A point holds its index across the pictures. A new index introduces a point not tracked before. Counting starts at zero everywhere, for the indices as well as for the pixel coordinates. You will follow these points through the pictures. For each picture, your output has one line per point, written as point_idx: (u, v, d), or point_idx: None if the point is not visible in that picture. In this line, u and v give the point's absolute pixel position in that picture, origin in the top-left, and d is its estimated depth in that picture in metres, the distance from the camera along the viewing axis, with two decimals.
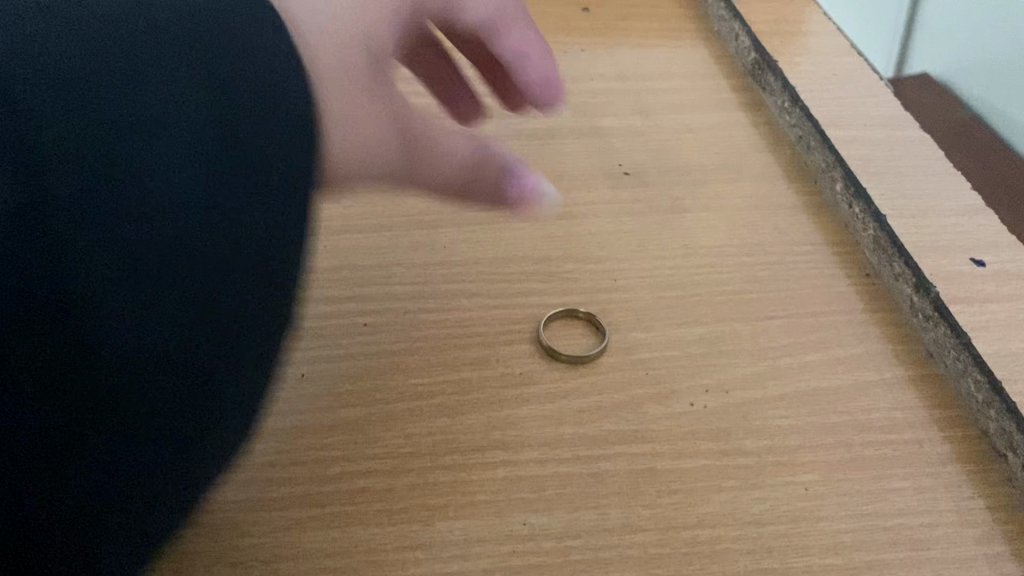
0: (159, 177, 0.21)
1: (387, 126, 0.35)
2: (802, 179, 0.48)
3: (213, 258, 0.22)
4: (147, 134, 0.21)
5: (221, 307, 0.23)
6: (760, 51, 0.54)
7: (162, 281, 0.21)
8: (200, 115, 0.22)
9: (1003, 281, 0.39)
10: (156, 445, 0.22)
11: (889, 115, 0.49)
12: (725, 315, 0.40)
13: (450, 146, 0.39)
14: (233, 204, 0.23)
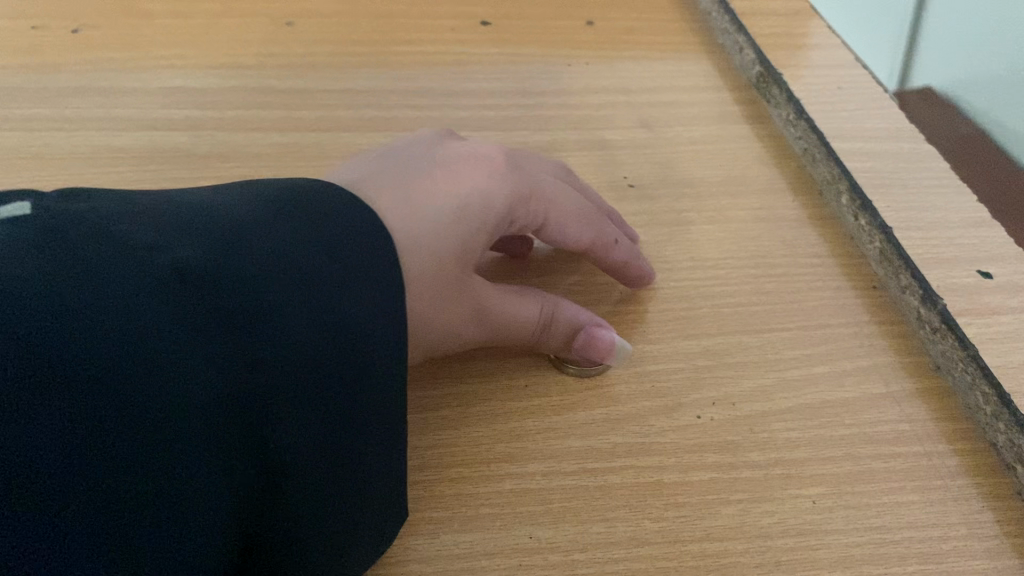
0: (330, 339, 0.28)
1: (455, 309, 0.35)
2: (806, 192, 0.48)
3: (370, 394, 0.29)
4: (320, 309, 0.28)
5: (381, 426, 0.30)
6: (765, 64, 0.54)
7: (339, 414, 0.28)
8: (345, 292, 0.29)
9: (1010, 293, 0.38)
10: (329, 536, 0.28)
11: (896, 126, 0.49)
12: (732, 328, 0.40)
13: (517, 304, 0.37)
14: (389, 346, 0.30)
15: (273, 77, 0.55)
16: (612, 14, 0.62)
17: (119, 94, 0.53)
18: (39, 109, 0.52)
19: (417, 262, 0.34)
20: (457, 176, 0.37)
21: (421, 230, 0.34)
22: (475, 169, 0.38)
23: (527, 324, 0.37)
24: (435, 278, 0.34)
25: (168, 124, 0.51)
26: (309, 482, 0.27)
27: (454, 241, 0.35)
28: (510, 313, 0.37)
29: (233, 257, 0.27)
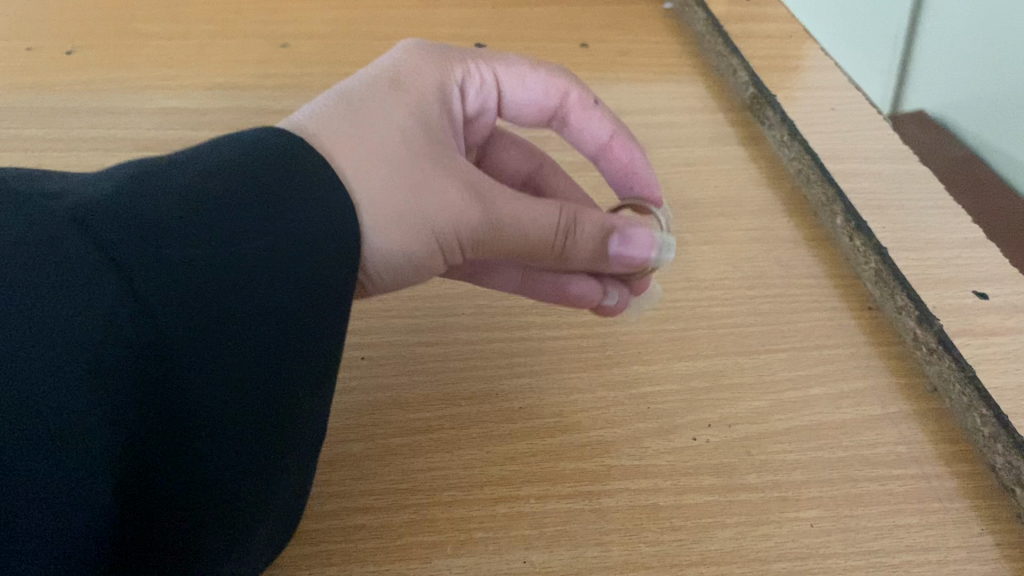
0: (253, 264, 0.25)
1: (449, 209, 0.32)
2: (800, 213, 0.48)
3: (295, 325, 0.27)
4: (244, 233, 0.25)
5: (303, 362, 0.27)
6: (758, 85, 0.54)
7: (261, 346, 0.26)
8: (276, 218, 0.26)
9: (1007, 313, 0.38)
10: (240, 478, 0.26)
11: (890, 146, 0.48)
12: (728, 349, 0.40)
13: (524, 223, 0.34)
14: (318, 279, 0.27)
15: (267, 98, 0.55)
16: (608, 36, 0.62)
17: (113, 114, 0.53)
18: (32, 129, 0.52)
19: (371, 157, 0.31)
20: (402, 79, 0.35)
21: (371, 141, 0.31)
22: (418, 62, 0.36)
23: (538, 232, 0.34)
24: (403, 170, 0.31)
25: (162, 144, 0.51)
26: (222, 416, 0.25)
27: (410, 136, 0.32)
28: (514, 219, 0.33)
29: (140, 182, 0.25)
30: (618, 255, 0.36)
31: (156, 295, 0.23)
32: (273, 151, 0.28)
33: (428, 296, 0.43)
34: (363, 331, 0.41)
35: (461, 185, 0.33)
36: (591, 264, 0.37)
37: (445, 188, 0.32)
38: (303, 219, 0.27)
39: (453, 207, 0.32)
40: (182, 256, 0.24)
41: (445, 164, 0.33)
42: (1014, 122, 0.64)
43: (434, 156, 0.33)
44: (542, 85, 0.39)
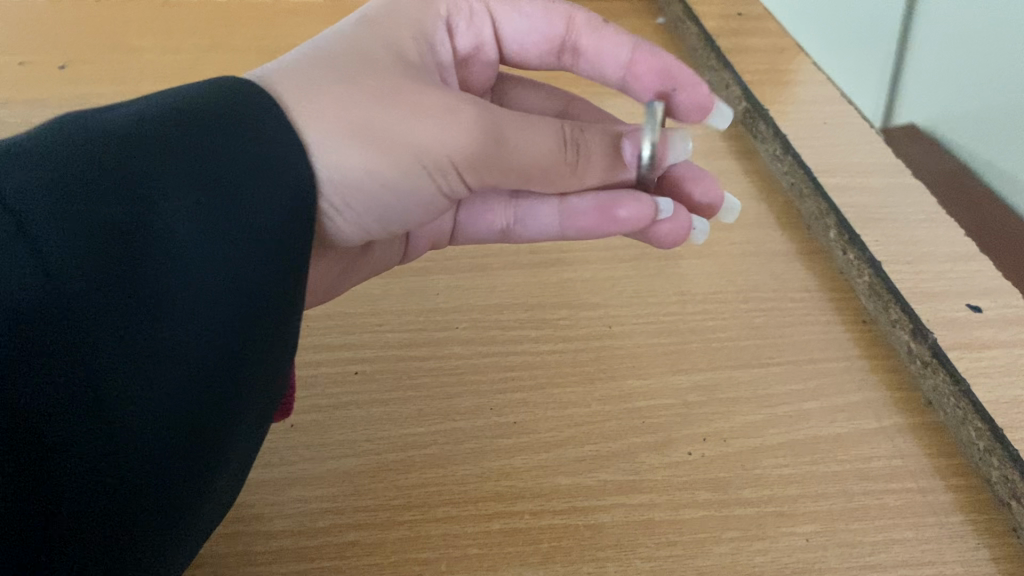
0: (177, 220, 0.24)
1: (439, 126, 0.33)
2: (794, 227, 0.48)
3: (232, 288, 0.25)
4: (166, 189, 0.24)
5: (248, 332, 0.25)
6: (751, 99, 0.54)
7: (192, 311, 0.23)
8: (204, 176, 0.25)
9: (1002, 326, 0.38)
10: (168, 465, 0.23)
11: (882, 160, 0.48)
12: (722, 362, 0.40)
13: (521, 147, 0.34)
14: (263, 242, 0.26)
15: None
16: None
17: None
18: None
19: (347, 78, 0.32)
20: (380, 16, 0.37)
21: (338, 75, 0.32)
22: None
23: (535, 151, 0.34)
24: (385, 90, 0.33)
25: None
26: (141, 386, 0.22)
27: (386, 63, 0.34)
28: (506, 138, 0.34)
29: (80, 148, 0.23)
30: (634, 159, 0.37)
31: (63, 251, 0.21)
32: (212, 116, 0.27)
33: (423, 309, 0.43)
34: (357, 346, 0.41)
35: (443, 104, 0.33)
36: (609, 175, 0.37)
37: (431, 105, 0.33)
38: (235, 178, 0.26)
39: (435, 131, 0.33)
40: (96, 214, 0.22)
41: (426, 87, 0.34)
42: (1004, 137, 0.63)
43: (413, 81, 0.34)
44: (541, 13, 0.41)
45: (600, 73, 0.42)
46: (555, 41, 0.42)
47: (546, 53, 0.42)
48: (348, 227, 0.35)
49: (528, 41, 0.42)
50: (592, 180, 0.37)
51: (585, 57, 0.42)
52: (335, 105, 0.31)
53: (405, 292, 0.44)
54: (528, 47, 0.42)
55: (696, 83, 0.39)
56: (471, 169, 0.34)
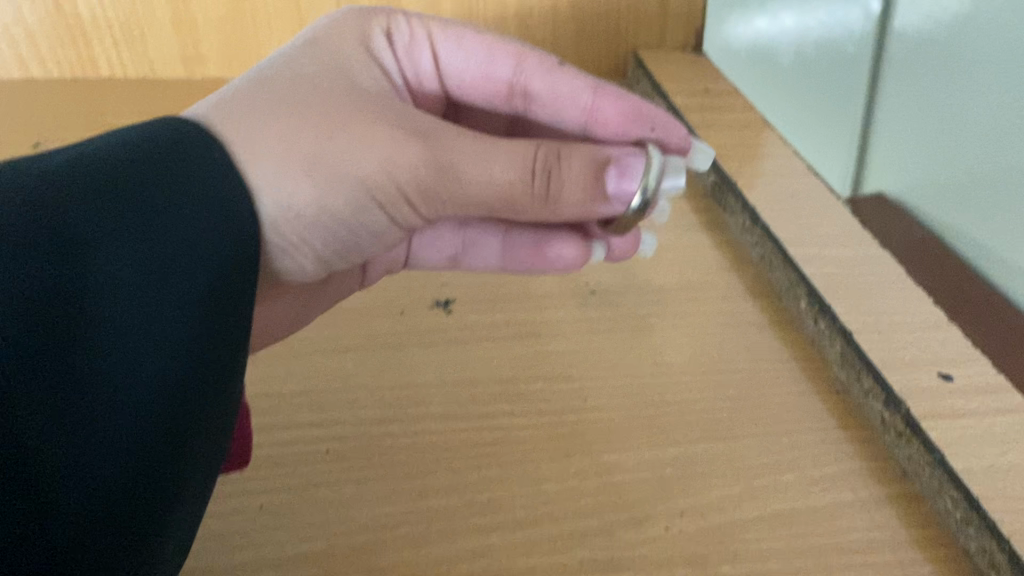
0: (121, 271, 0.24)
1: (389, 151, 0.34)
2: (767, 296, 0.48)
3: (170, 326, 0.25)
4: (107, 238, 0.24)
5: (193, 374, 0.26)
6: (718, 172, 0.55)
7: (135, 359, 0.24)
8: (143, 226, 0.25)
9: (974, 395, 0.38)
10: (120, 518, 0.23)
11: (849, 231, 0.49)
12: (696, 434, 0.40)
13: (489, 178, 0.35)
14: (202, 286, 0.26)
15: None
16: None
17: None
18: None
19: (291, 107, 0.34)
20: (321, 42, 0.38)
21: (276, 113, 0.33)
22: (348, 24, 0.40)
23: (489, 181, 0.35)
24: (331, 116, 0.34)
25: None
26: (99, 435, 0.22)
27: (329, 88, 0.35)
28: (460, 168, 0.35)
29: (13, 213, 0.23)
30: (618, 193, 0.36)
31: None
32: (139, 167, 0.27)
33: (396, 385, 0.42)
34: (329, 423, 0.40)
35: (392, 136, 0.34)
36: (586, 209, 0.37)
37: (381, 132, 0.34)
38: (174, 223, 0.26)
39: (383, 159, 0.34)
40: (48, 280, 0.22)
41: (372, 113, 0.35)
42: (967, 202, 0.73)
43: (356, 112, 0.35)
44: (486, 52, 0.43)
45: (558, 113, 0.43)
46: (502, 82, 0.43)
47: (496, 91, 0.44)
48: (300, 255, 0.37)
49: (476, 78, 0.43)
50: (566, 210, 0.37)
51: (537, 97, 0.43)
52: (281, 139, 0.33)
53: (379, 367, 0.43)
54: (478, 84, 0.44)
55: (669, 126, 0.42)
56: (421, 193, 0.36)
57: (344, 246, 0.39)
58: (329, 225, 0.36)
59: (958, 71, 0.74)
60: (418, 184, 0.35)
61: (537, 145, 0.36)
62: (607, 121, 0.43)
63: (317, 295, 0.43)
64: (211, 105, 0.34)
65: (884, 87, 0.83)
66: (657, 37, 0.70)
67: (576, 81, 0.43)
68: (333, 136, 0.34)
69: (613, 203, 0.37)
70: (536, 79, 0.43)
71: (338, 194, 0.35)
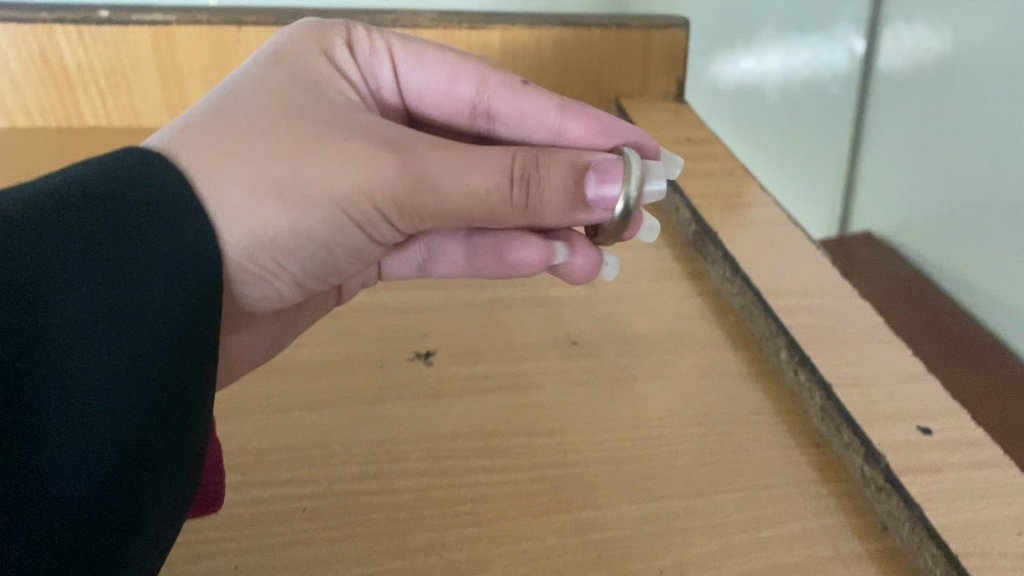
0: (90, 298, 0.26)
1: (359, 168, 0.36)
2: (747, 348, 0.48)
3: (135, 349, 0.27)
4: (77, 270, 0.26)
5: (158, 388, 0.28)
6: (699, 221, 0.56)
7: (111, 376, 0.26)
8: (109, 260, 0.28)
9: (953, 449, 0.38)
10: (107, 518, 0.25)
11: (829, 280, 0.50)
12: (677, 489, 0.39)
13: (469, 184, 0.37)
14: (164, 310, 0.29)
15: None
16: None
17: None
18: None
19: (258, 132, 0.36)
20: (285, 61, 0.40)
21: (239, 135, 0.36)
22: (309, 42, 0.43)
23: (468, 190, 0.37)
24: (298, 134, 0.36)
25: None
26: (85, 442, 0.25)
27: (296, 109, 0.37)
28: (434, 180, 0.37)
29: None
30: (599, 199, 0.38)
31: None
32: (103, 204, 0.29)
33: (375, 440, 0.42)
34: (307, 479, 0.40)
35: (363, 151, 0.37)
36: (568, 215, 0.39)
37: (353, 150, 0.37)
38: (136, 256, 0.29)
39: (354, 175, 0.37)
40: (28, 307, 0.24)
41: (340, 131, 0.37)
42: (961, 249, 0.68)
43: (322, 131, 0.37)
44: (447, 71, 0.45)
45: (522, 133, 0.45)
46: (465, 102, 0.46)
47: (459, 111, 0.46)
48: (275, 280, 0.40)
49: (439, 97, 0.46)
50: (547, 218, 0.39)
51: (501, 116, 0.45)
52: (250, 163, 0.35)
53: (358, 421, 0.43)
54: (441, 102, 0.46)
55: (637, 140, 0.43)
56: (396, 208, 0.38)
57: (319, 268, 0.42)
58: (303, 247, 0.39)
59: (952, 102, 0.68)
60: (393, 199, 0.37)
61: (514, 152, 0.38)
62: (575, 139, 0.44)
63: (293, 311, 0.45)
64: (178, 133, 0.36)
65: (874, 110, 0.78)
66: (640, 87, 0.71)
67: (540, 102, 0.44)
68: (302, 155, 0.36)
69: (595, 209, 0.39)
70: (498, 100, 0.45)
71: (310, 214, 0.37)
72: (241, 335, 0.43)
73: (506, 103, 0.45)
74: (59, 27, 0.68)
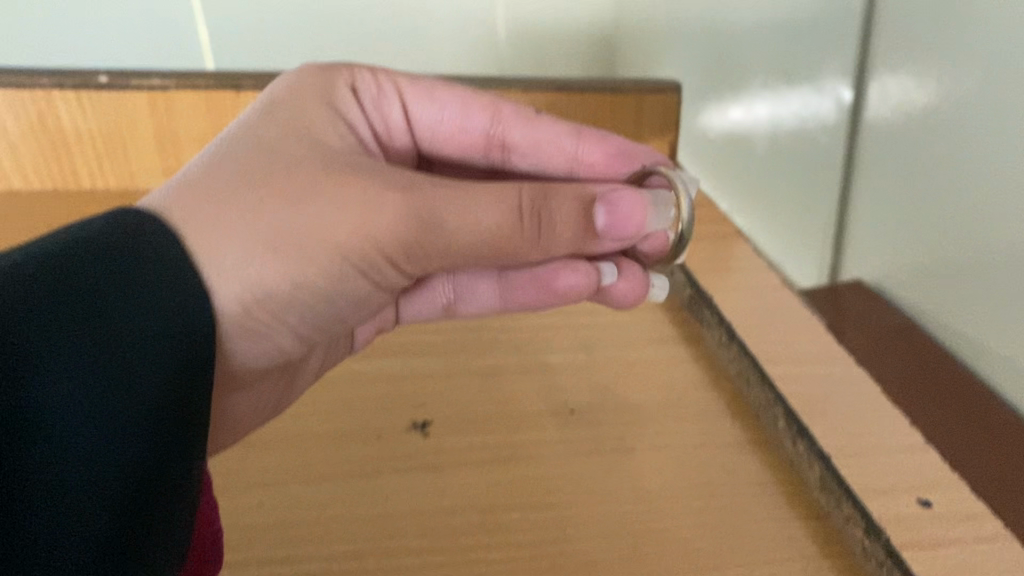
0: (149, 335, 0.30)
1: (366, 216, 0.40)
2: (742, 419, 0.48)
3: (139, 399, 0.29)
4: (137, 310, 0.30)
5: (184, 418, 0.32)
6: (695, 286, 0.56)
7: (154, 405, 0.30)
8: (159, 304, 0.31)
9: (953, 523, 0.38)
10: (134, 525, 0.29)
11: (824, 346, 0.50)
12: (677, 564, 0.39)
13: (483, 219, 0.41)
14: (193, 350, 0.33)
15: None
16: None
17: None
18: None
19: (249, 184, 0.38)
20: (278, 111, 0.44)
21: (233, 189, 0.38)
22: (309, 90, 0.47)
23: (478, 228, 0.41)
24: (301, 187, 0.39)
25: None
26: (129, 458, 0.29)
27: (286, 159, 0.40)
28: (444, 220, 0.40)
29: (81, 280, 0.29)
30: (608, 228, 0.43)
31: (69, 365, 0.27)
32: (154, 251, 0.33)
33: (372, 516, 0.42)
34: (303, 557, 0.39)
35: (359, 196, 0.40)
36: (579, 243, 0.44)
37: (360, 195, 0.40)
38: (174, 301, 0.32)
39: (350, 220, 0.40)
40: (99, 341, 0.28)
41: (332, 177, 0.40)
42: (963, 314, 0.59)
43: (315, 177, 0.40)
44: (460, 107, 0.52)
45: (534, 158, 0.53)
46: (481, 136, 0.53)
47: (474, 144, 0.53)
48: (274, 336, 0.43)
49: (452, 128, 0.53)
50: (558, 247, 0.43)
51: (513, 145, 0.53)
52: (256, 216, 0.38)
53: (354, 496, 0.43)
54: (451, 134, 0.53)
55: (641, 156, 0.52)
56: (404, 249, 0.42)
57: (314, 316, 0.44)
58: (302, 298, 0.42)
59: (934, 162, 0.62)
60: (398, 241, 0.41)
61: (521, 188, 0.42)
62: (592, 161, 0.52)
63: (286, 368, 0.47)
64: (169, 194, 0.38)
65: (864, 170, 0.72)
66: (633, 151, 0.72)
67: (553, 130, 0.52)
68: (303, 210, 0.39)
69: (604, 237, 0.43)
70: (511, 129, 0.52)
71: (315, 264, 0.40)
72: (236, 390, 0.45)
73: (520, 132, 0.52)
74: (57, 93, 0.69)
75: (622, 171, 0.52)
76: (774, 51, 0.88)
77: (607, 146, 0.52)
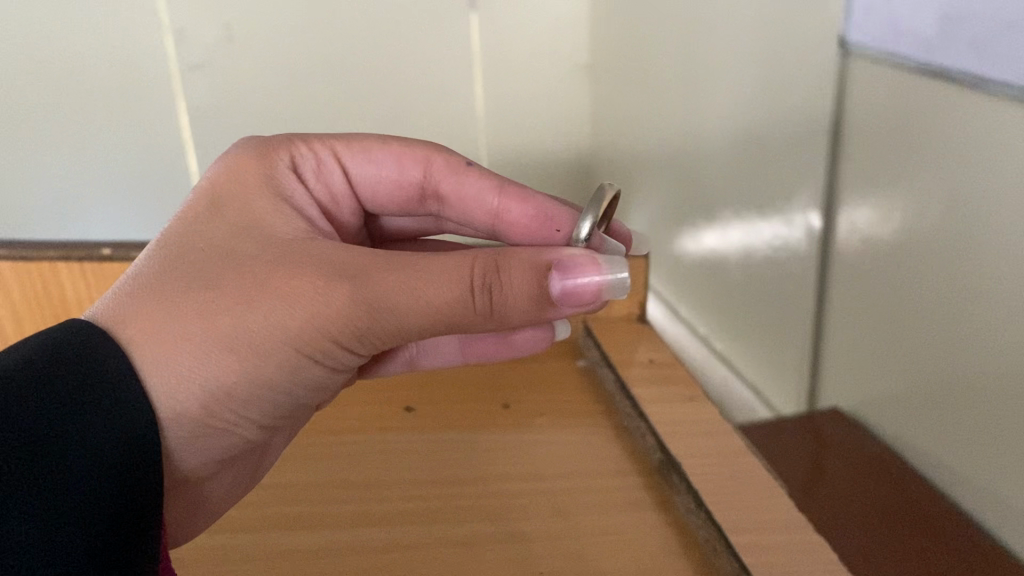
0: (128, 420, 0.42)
1: (305, 302, 0.46)
2: (692, 550, 0.52)
3: (127, 458, 0.40)
4: (122, 402, 0.42)
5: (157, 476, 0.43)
6: (665, 450, 0.59)
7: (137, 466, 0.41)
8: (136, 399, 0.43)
9: None
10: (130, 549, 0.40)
11: (787, 512, 0.52)
12: None
13: (439, 293, 0.46)
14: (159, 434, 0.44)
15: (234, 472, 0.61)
16: (524, 402, 0.70)
17: None
18: None
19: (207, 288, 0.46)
20: (228, 207, 0.51)
21: (192, 287, 0.46)
22: (251, 171, 0.54)
23: (433, 303, 0.47)
24: (230, 281, 0.47)
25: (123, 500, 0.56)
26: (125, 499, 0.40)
27: (242, 252, 0.48)
28: (400, 302, 0.47)
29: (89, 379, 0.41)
30: (562, 292, 0.47)
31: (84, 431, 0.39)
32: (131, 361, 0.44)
33: None
34: None
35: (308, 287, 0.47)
36: (535, 312, 0.48)
37: (300, 289, 0.47)
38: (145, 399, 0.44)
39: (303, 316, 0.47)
40: (101, 419, 0.40)
41: (285, 275, 0.47)
42: (954, 417, 0.67)
43: (265, 263, 0.47)
44: (392, 163, 0.61)
45: (464, 209, 0.62)
46: (414, 185, 0.62)
47: (409, 192, 0.62)
48: (229, 430, 0.50)
49: (387, 182, 0.62)
50: (513, 317, 0.48)
51: (444, 194, 0.62)
52: (204, 317, 0.46)
53: None
54: (389, 189, 0.62)
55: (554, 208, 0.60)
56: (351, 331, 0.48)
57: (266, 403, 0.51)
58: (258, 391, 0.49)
59: (910, 292, 0.70)
60: (350, 326, 0.48)
61: (475, 263, 0.47)
62: (510, 212, 0.61)
63: (241, 451, 0.55)
64: (103, 306, 0.46)
65: (835, 303, 0.82)
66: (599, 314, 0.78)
67: (479, 184, 0.61)
68: (237, 303, 0.46)
69: (557, 303, 0.48)
70: (441, 180, 0.61)
71: (263, 361, 0.48)
72: (198, 473, 0.53)
73: (448, 182, 0.61)
74: (64, 265, 0.72)
75: (539, 231, 0.60)
76: (744, 190, 1.00)
77: (525, 206, 0.60)
